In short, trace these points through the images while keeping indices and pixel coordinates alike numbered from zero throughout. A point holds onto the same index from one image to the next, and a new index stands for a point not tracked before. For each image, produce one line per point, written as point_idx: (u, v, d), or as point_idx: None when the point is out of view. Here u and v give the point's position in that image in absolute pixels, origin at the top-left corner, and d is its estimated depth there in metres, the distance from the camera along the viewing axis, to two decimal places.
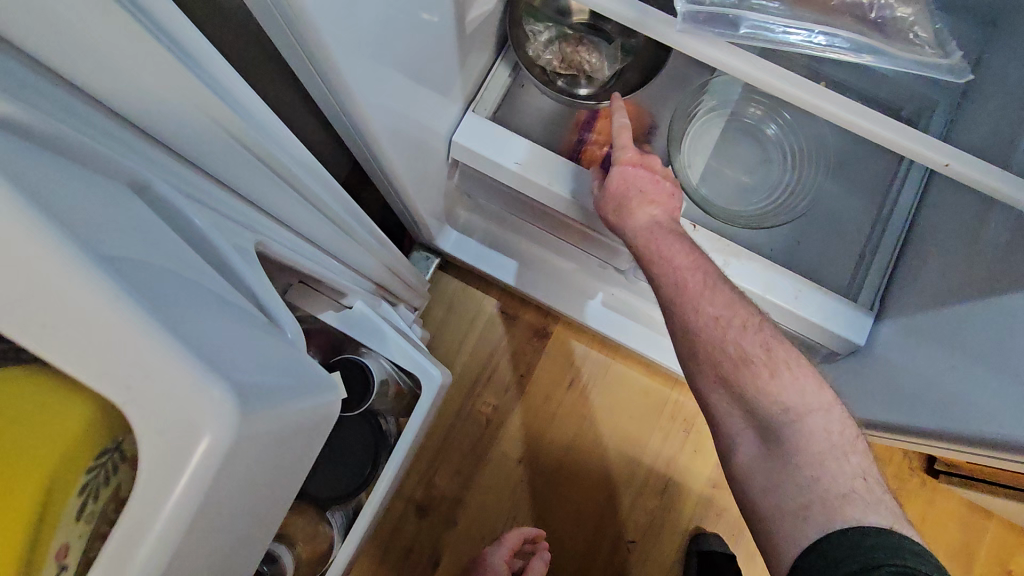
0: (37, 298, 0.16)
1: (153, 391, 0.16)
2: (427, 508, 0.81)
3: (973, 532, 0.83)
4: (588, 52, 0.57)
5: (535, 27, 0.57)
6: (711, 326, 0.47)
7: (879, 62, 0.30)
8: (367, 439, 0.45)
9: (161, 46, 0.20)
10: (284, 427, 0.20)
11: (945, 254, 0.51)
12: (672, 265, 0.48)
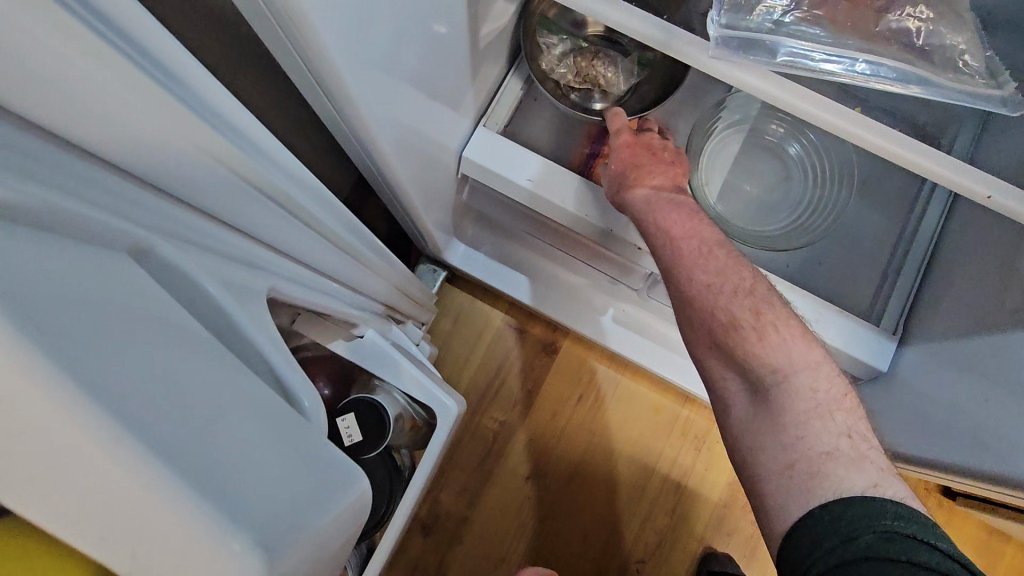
0: (31, 449, 0.14)
1: (169, 551, 0.15)
2: (432, 527, 0.79)
3: (990, 556, 0.81)
4: (603, 66, 0.55)
5: (549, 40, 0.55)
6: (703, 293, 0.44)
7: (927, 93, 0.28)
8: (381, 476, 0.43)
9: (160, 90, 0.19)
10: (315, 552, 0.18)
11: (974, 280, 0.49)
12: (669, 237, 0.45)
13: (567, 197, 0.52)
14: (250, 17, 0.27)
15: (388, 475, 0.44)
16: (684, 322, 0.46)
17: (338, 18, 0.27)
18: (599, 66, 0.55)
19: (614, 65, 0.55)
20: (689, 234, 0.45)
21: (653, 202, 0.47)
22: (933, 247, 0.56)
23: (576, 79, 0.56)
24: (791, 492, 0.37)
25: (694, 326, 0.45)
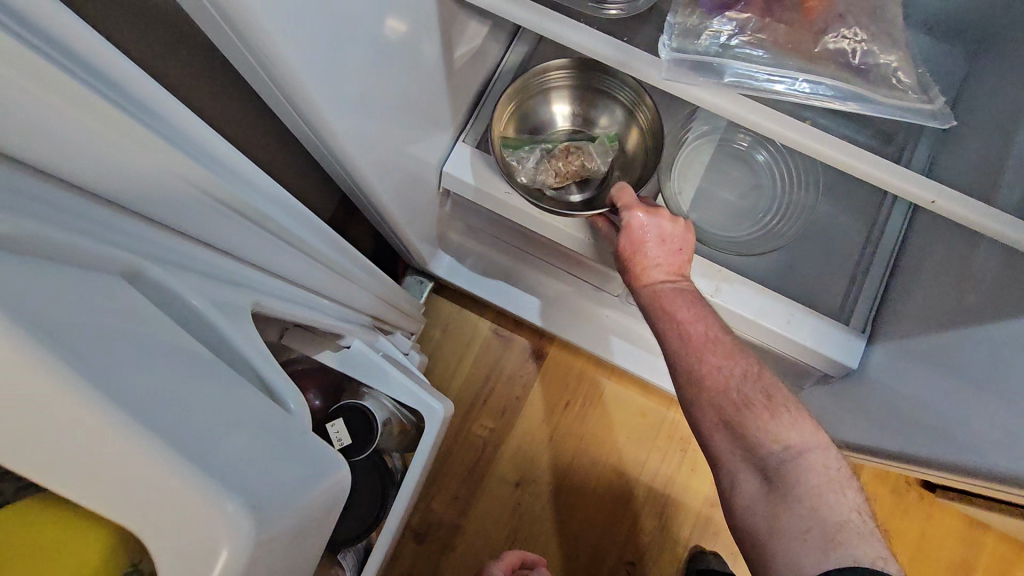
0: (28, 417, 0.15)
1: (162, 509, 0.16)
2: (425, 536, 0.80)
3: (973, 548, 0.83)
4: (579, 157, 0.57)
5: (520, 156, 0.57)
6: (714, 375, 0.46)
7: (864, 108, 0.30)
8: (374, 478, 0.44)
9: (140, 128, 0.21)
10: (301, 525, 0.19)
11: (935, 279, 0.52)
12: (675, 321, 0.48)
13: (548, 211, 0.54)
14: (227, 55, 0.29)
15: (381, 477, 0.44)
16: (686, 390, 0.48)
17: (312, 55, 0.30)
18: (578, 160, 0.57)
19: (587, 155, 0.57)
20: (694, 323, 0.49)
21: (661, 291, 0.49)
22: (898, 248, 0.59)
23: (557, 179, 0.57)
24: (807, 556, 0.38)
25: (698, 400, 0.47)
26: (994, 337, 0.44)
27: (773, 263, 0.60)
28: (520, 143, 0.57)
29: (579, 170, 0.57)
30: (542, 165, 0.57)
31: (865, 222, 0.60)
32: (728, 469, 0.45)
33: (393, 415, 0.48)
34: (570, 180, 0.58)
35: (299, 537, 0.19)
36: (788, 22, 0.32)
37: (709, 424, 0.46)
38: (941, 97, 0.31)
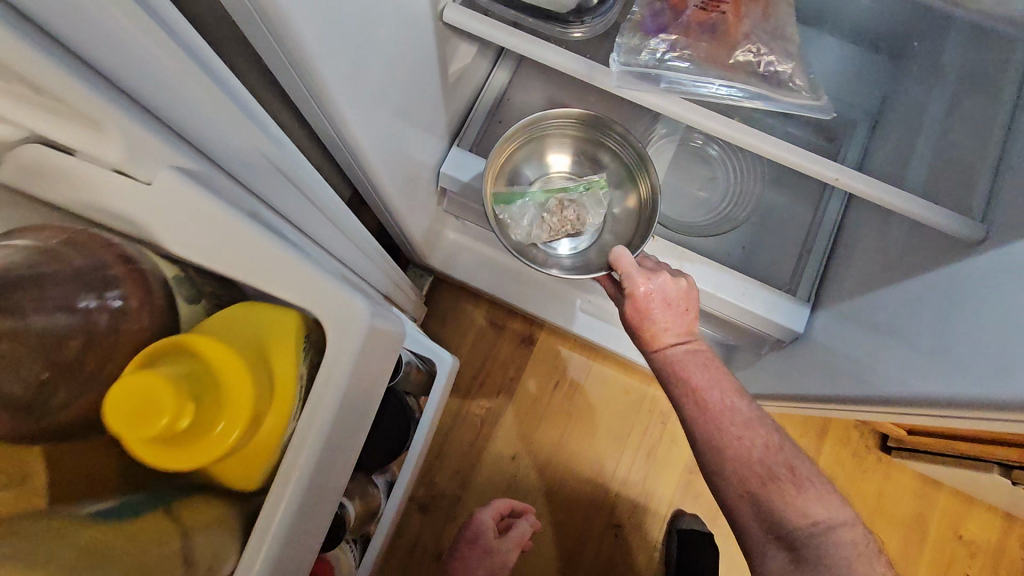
0: (245, 254, 0.28)
1: (321, 297, 0.28)
2: (429, 507, 0.87)
3: (925, 503, 0.92)
4: (571, 211, 0.67)
5: (515, 209, 0.67)
6: (736, 445, 0.53)
7: (766, 105, 0.40)
8: (399, 418, 0.45)
9: (241, 115, 0.30)
10: (388, 338, 0.31)
11: (863, 252, 0.61)
12: (700, 398, 0.56)
13: None
14: (279, 76, 0.38)
15: (404, 417, 0.45)
16: (711, 458, 0.55)
17: (343, 76, 0.39)
18: (570, 213, 0.67)
19: (578, 208, 0.68)
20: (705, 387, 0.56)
21: (678, 361, 0.57)
22: (837, 229, 0.67)
23: (552, 230, 0.68)
24: None
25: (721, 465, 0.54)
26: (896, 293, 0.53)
27: (729, 244, 0.69)
28: (515, 196, 0.67)
29: (572, 220, 0.68)
30: (536, 219, 0.67)
31: (806, 206, 0.69)
32: (757, 546, 0.51)
33: (413, 362, 0.48)
34: (564, 230, 0.68)
35: (387, 336, 0.30)
36: (709, 40, 0.42)
37: (734, 495, 0.53)
38: (827, 97, 0.41)
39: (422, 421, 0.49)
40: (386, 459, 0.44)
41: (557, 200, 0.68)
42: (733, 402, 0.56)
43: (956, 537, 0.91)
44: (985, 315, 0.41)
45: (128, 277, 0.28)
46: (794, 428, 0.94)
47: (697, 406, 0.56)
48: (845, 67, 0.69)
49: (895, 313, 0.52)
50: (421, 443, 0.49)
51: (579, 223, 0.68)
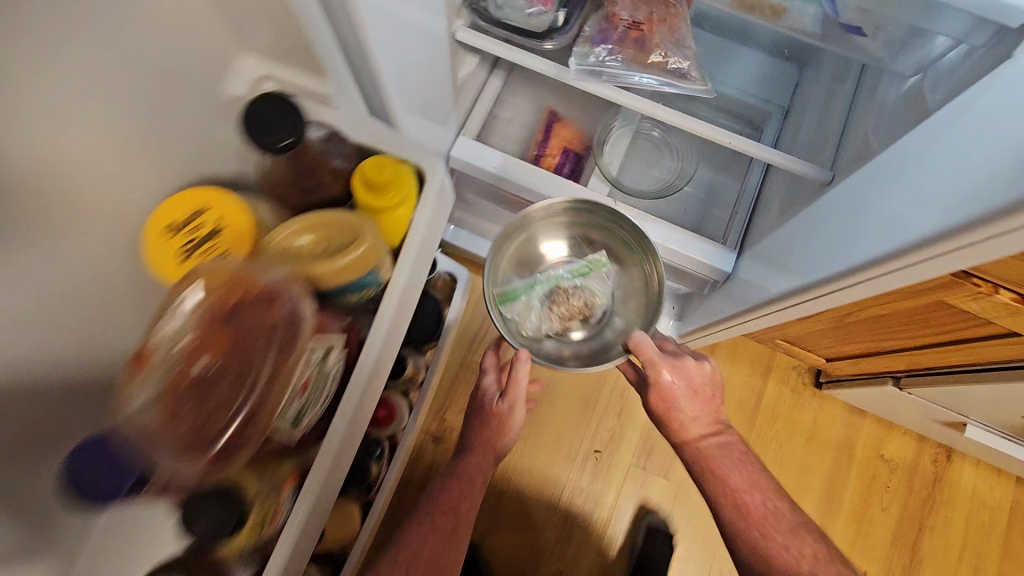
0: (384, 137, 0.47)
1: (415, 150, 0.47)
2: (441, 438, 1.05)
3: (853, 429, 1.11)
4: (573, 299, 0.89)
5: (526, 306, 0.89)
6: (780, 549, 0.68)
7: (670, 88, 0.60)
8: (436, 311, 0.62)
9: (343, 80, 0.50)
10: (444, 200, 0.50)
11: (769, 206, 0.81)
12: (747, 510, 0.71)
13: (524, 177, 0.86)
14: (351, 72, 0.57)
15: (440, 311, 0.63)
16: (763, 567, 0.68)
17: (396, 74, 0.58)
18: (574, 299, 0.89)
19: (579, 294, 0.89)
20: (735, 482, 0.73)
21: (719, 467, 0.74)
22: (758, 194, 0.87)
23: (563, 318, 0.89)
24: None
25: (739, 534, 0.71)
26: (777, 228, 0.73)
27: (672, 209, 0.91)
28: (524, 292, 0.88)
29: (579, 305, 0.89)
30: (547, 311, 0.89)
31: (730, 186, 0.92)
32: None
33: (440, 275, 0.66)
34: (574, 315, 0.90)
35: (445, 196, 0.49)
36: (637, 49, 0.61)
37: None
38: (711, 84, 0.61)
39: (450, 321, 0.67)
40: (428, 340, 0.62)
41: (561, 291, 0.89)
42: (774, 510, 0.71)
43: (879, 456, 1.10)
44: (820, 232, 0.62)
45: (352, 149, 0.48)
46: (743, 368, 1.13)
47: (735, 502, 0.72)
48: (759, 70, 0.89)
49: (773, 243, 0.72)
50: (450, 338, 0.67)
51: (583, 306, 0.90)
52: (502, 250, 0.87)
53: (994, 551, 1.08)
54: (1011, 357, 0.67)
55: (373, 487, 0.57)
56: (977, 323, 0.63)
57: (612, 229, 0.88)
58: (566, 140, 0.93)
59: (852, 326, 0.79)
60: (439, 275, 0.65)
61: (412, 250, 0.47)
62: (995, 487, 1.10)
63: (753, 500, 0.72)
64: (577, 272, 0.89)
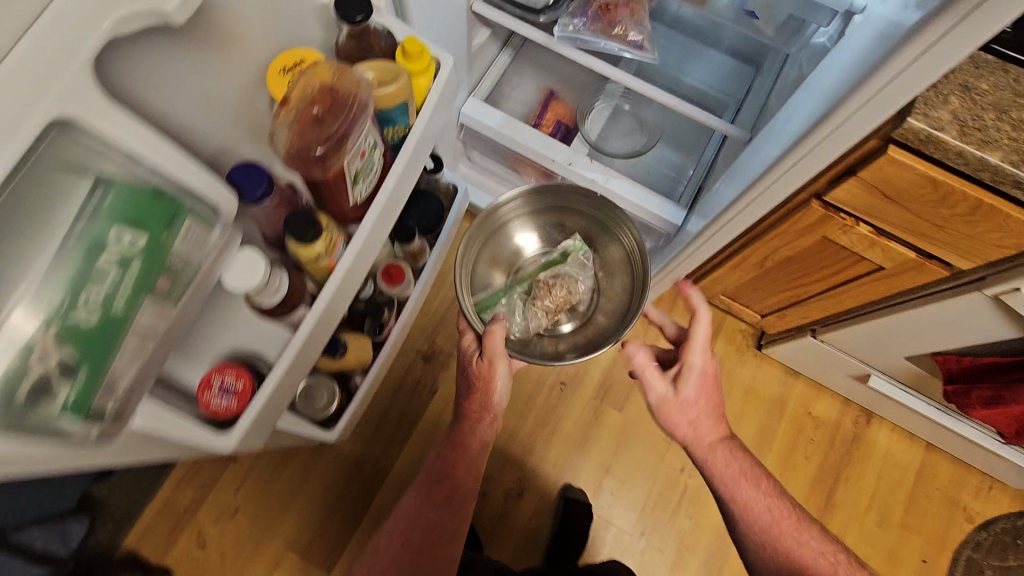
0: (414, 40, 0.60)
1: (433, 46, 0.56)
2: (429, 357, 1.25)
3: (786, 387, 1.29)
4: (557, 289, 1.01)
5: (512, 304, 1.02)
6: (806, 545, 0.78)
7: (626, 53, 0.81)
8: (439, 208, 0.80)
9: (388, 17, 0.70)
10: (449, 94, 0.58)
11: (714, 171, 1.00)
12: (774, 513, 0.80)
13: (520, 135, 1.05)
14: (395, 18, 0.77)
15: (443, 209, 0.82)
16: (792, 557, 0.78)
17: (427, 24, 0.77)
18: (559, 289, 1.02)
19: (561, 284, 1.02)
20: (738, 491, 0.82)
21: (743, 471, 0.83)
22: (710, 164, 1.06)
23: (550, 310, 1.02)
24: None
25: (751, 533, 0.81)
26: (715, 185, 0.92)
27: (639, 173, 1.11)
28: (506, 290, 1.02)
29: (563, 292, 1.02)
30: (534, 306, 1.02)
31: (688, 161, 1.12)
32: None
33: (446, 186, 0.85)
34: (559, 305, 1.03)
35: (450, 90, 0.58)
36: (602, 25, 0.81)
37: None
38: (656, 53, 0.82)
39: (450, 225, 0.86)
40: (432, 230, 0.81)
41: (544, 283, 1.02)
42: (792, 511, 0.81)
43: (807, 411, 1.27)
44: (734, 176, 0.81)
45: None
46: (697, 326, 1.31)
47: (761, 506, 0.81)
48: (721, 67, 1.08)
49: (710, 197, 0.92)
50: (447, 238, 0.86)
51: (567, 292, 1.02)
52: (477, 256, 1.03)
53: (900, 504, 1.23)
54: (885, 294, 0.85)
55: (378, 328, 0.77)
56: (853, 259, 0.81)
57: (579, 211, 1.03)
58: (559, 114, 1.14)
59: (773, 273, 0.97)
60: (445, 183, 0.84)
61: (425, 115, 0.55)
62: (906, 450, 1.26)
63: (777, 507, 0.81)
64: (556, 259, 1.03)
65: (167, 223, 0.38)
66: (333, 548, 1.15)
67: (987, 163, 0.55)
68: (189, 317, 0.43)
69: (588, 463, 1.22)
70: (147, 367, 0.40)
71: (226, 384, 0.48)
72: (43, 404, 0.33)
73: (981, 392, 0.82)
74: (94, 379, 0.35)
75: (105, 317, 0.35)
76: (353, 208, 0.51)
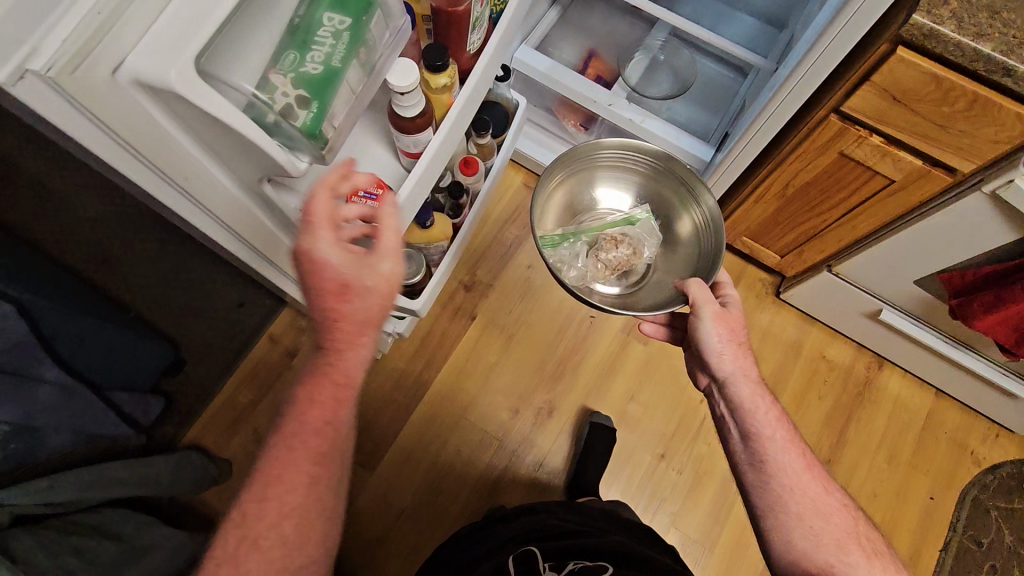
0: None
1: None
2: (470, 287, 1.37)
3: (802, 332, 1.37)
4: (623, 247, 1.10)
5: (573, 251, 1.12)
6: (812, 501, 0.74)
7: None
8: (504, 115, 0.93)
9: None
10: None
11: (742, 112, 1.12)
12: (795, 480, 0.75)
13: (567, 78, 1.18)
14: None
15: (507, 117, 0.94)
16: (799, 507, 0.73)
17: None
18: (624, 248, 1.09)
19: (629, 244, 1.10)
20: (772, 432, 0.79)
21: (769, 439, 0.79)
22: (737, 110, 1.17)
23: (612, 265, 1.10)
24: None
25: (767, 499, 0.75)
26: (744, 119, 1.04)
27: (673, 119, 1.23)
28: (564, 237, 1.11)
29: (627, 253, 1.10)
30: (598, 259, 1.10)
31: (716, 109, 1.23)
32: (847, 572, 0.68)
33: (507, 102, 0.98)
34: (621, 264, 1.10)
35: None
36: None
37: (832, 551, 0.69)
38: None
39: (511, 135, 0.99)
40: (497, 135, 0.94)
41: (614, 238, 1.11)
42: (813, 477, 0.76)
43: (821, 355, 1.35)
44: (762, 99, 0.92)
45: None
46: None
47: (785, 474, 0.76)
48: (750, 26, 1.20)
49: (739, 129, 1.04)
50: (507, 149, 0.98)
51: (632, 252, 1.10)
52: (551, 200, 1.13)
53: (910, 445, 1.29)
54: (897, 211, 0.94)
55: (455, 210, 0.93)
56: (868, 174, 0.90)
57: (664, 182, 1.11)
58: (599, 70, 1.26)
59: (793, 203, 1.07)
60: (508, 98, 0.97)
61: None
62: (916, 396, 1.32)
63: (808, 482, 0.75)
64: (627, 219, 1.11)
65: (366, 10, 0.50)
66: (374, 450, 1.25)
67: (980, 54, 0.65)
68: (363, 92, 0.56)
69: (613, 389, 1.31)
70: (346, 117, 0.55)
71: (366, 190, 0.64)
72: (289, 121, 0.47)
73: (983, 298, 0.89)
74: (320, 116, 0.49)
75: (327, 69, 0.48)
76: (467, 56, 0.66)
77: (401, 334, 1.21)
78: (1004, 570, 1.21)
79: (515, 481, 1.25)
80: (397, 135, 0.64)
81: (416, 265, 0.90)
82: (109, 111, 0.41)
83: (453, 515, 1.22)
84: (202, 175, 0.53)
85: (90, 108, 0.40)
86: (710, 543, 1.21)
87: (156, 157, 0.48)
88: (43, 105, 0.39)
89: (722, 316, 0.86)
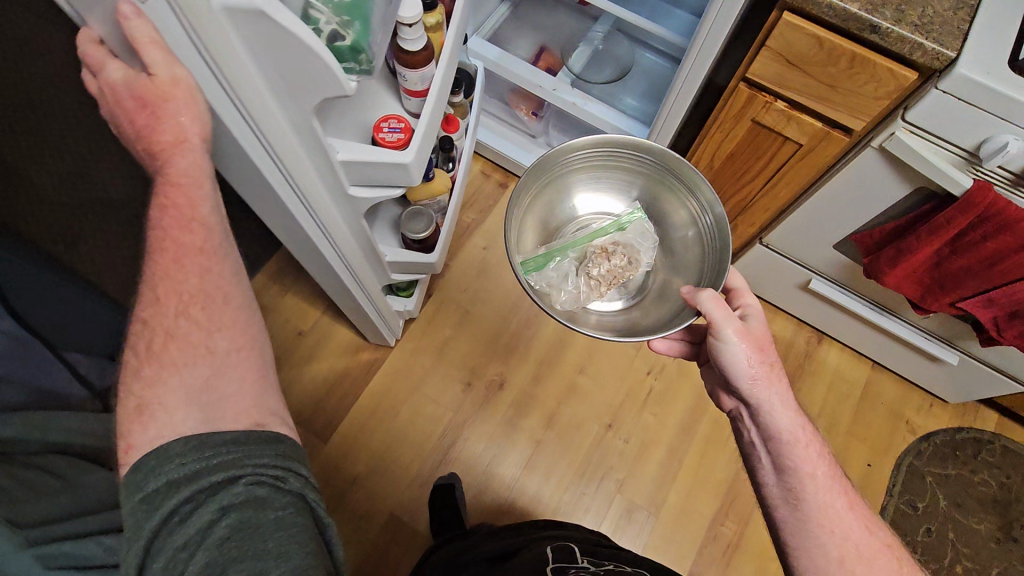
0: None
1: None
2: None
3: None
4: (610, 260, 1.01)
5: (561, 269, 1.03)
6: (852, 536, 0.70)
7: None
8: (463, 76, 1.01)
9: None
10: None
11: None
12: (840, 524, 0.70)
13: (513, 65, 1.27)
14: None
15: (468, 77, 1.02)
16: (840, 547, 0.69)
17: None
18: (615, 262, 1.01)
19: (618, 256, 1.01)
20: (815, 469, 0.73)
21: (825, 483, 0.72)
22: None
23: (608, 279, 1.01)
24: None
25: (806, 540, 0.70)
26: None
27: (615, 103, 1.31)
28: (548, 256, 1.02)
29: (619, 267, 1.01)
30: (590, 276, 1.02)
31: (654, 95, 1.32)
32: None
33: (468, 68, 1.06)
34: (616, 278, 1.01)
35: None
36: None
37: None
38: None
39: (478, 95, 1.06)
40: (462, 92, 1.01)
41: (602, 251, 1.01)
42: (856, 513, 0.72)
43: None
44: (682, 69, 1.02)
45: None
46: None
47: (824, 516, 0.71)
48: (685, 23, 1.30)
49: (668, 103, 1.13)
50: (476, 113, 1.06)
51: (625, 264, 1.01)
52: (523, 218, 1.02)
53: (848, 414, 1.34)
54: (811, 174, 1.00)
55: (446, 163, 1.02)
56: (780, 139, 0.97)
57: (652, 177, 1.00)
58: (549, 63, 1.35)
59: (719, 177, 1.14)
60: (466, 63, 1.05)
61: None
62: (854, 368, 1.38)
63: (852, 526, 0.70)
64: (608, 229, 1.02)
65: None
66: (330, 421, 1.28)
67: (849, 12, 0.73)
68: (388, 17, 0.65)
69: (564, 363, 1.36)
70: (383, 41, 0.63)
71: (391, 126, 0.75)
72: (341, 42, 0.57)
73: (887, 252, 0.96)
74: (363, 33, 0.58)
75: None
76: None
77: (413, 311, 1.28)
78: (939, 531, 1.25)
79: (466, 450, 1.28)
80: (404, 71, 0.71)
81: (426, 222, 0.99)
82: (210, 39, 0.50)
83: (408, 482, 1.25)
84: (267, 112, 0.60)
85: (198, 37, 0.50)
86: (655, 508, 1.25)
87: (240, 92, 0.56)
88: (167, 32, 0.49)
89: (748, 337, 0.74)
